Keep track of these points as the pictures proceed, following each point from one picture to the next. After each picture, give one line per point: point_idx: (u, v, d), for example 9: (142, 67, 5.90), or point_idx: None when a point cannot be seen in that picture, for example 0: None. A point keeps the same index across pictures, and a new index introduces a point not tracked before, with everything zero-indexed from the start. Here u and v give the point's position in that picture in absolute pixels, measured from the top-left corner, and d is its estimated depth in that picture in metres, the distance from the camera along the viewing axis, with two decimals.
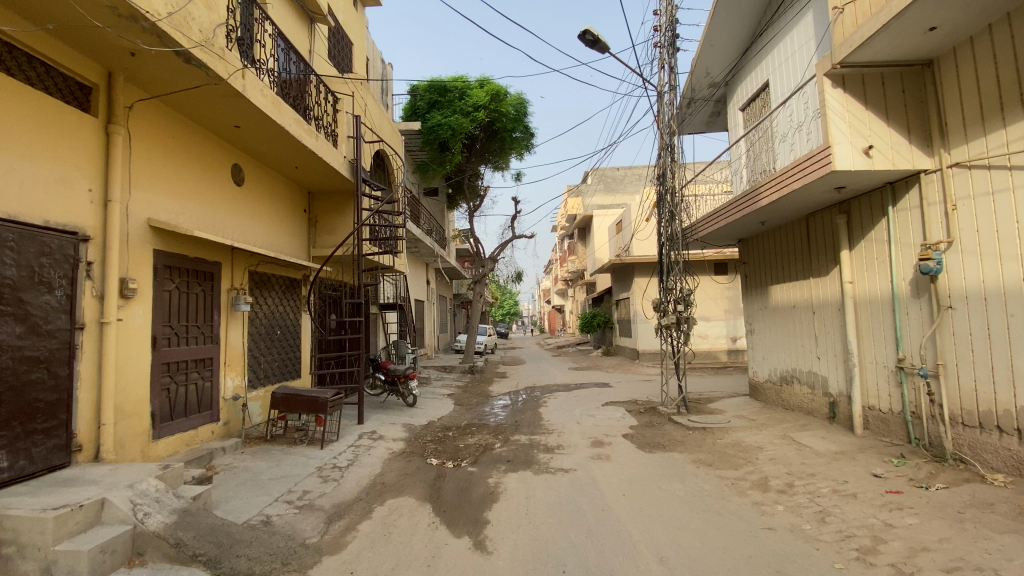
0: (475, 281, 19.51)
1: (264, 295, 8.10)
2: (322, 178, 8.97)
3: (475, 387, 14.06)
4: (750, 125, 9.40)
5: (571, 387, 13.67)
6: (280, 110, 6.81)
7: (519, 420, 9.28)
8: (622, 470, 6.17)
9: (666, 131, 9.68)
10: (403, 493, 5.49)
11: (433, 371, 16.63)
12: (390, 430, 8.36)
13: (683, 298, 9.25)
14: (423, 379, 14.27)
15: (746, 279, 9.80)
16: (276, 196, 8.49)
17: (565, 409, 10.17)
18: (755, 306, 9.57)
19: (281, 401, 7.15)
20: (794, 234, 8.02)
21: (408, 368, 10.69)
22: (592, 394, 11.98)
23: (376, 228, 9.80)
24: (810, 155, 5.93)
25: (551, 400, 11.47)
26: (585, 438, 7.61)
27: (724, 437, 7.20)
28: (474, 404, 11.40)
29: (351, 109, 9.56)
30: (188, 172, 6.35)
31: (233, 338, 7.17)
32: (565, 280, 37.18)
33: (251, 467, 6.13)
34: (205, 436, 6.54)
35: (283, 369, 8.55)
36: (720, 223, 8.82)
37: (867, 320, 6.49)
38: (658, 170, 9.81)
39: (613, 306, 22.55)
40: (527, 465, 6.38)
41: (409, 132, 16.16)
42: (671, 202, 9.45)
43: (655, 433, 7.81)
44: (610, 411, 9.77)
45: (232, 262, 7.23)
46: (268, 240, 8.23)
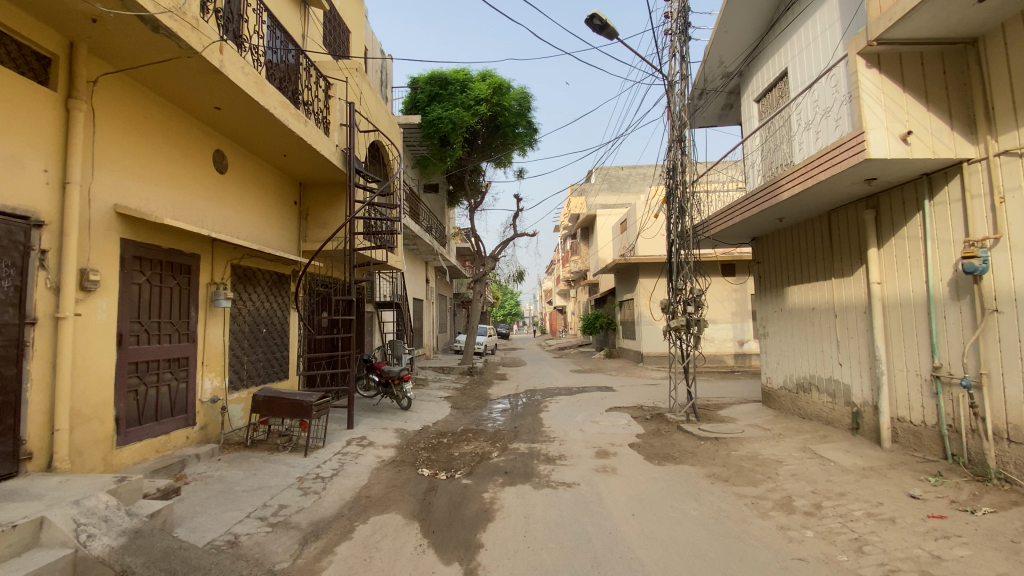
0: (476, 280, 18.98)
1: (248, 291, 7.61)
2: (312, 168, 8.49)
3: (474, 390, 13.54)
4: (766, 116, 8.90)
5: (572, 390, 13.18)
6: (264, 90, 6.33)
7: (519, 427, 8.76)
8: (630, 484, 5.66)
9: (677, 123, 9.16)
10: (389, 509, 4.99)
11: (430, 372, 16.14)
12: (381, 436, 7.87)
13: (693, 300, 8.72)
14: (420, 381, 13.78)
15: (759, 279, 9.29)
16: (263, 187, 8.02)
17: (567, 415, 9.66)
18: (768, 307, 9.05)
19: (263, 405, 6.66)
20: (814, 231, 7.52)
21: (403, 371, 10.16)
22: (595, 399, 11.47)
23: (370, 222, 9.33)
24: (840, 144, 5.43)
25: (552, 404, 10.98)
26: (590, 448, 7.09)
27: (739, 448, 6.70)
28: (472, 408, 10.89)
29: (344, 95, 8.96)
30: (161, 156, 5.87)
31: (212, 335, 6.70)
32: (567, 281, 36.66)
33: (226, 476, 5.64)
34: (179, 442, 6.05)
35: (267, 369, 8.05)
36: (734, 219, 8.31)
37: (897, 325, 5.97)
38: (668, 164, 9.30)
39: (617, 307, 22.02)
40: (526, 478, 5.87)
41: (408, 125, 15.63)
42: (681, 198, 8.92)
43: (664, 442, 7.31)
44: (614, 417, 9.27)
45: (213, 254, 6.75)
46: (253, 233, 7.76)
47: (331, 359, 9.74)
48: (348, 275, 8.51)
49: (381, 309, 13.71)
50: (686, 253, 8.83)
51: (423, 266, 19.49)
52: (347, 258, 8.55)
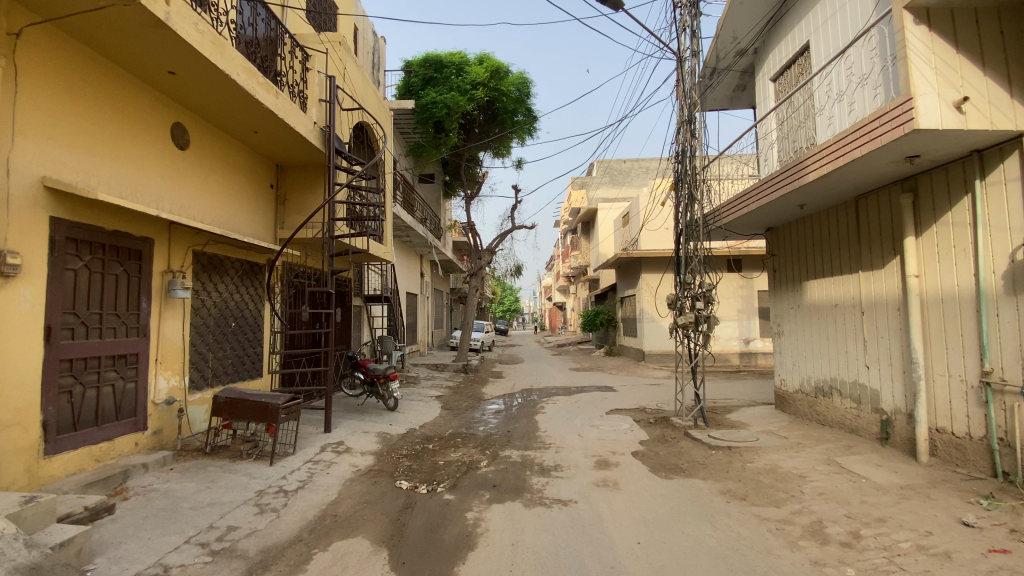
0: (471, 274, 18.29)
1: (214, 280, 6.91)
2: (284, 147, 7.79)
3: (467, 388, 12.87)
4: (783, 96, 8.19)
5: (571, 390, 12.50)
6: (224, 53, 5.63)
7: (512, 430, 8.09)
8: (635, 502, 4.97)
9: (686, 103, 8.43)
10: (355, 533, 4.30)
11: (423, 369, 15.46)
12: (360, 440, 7.19)
13: (703, 295, 7.99)
14: (411, 378, 13.10)
15: (774, 273, 8.59)
16: (233, 167, 7.33)
17: (564, 418, 8.98)
18: (783, 304, 8.34)
19: (224, 407, 5.97)
20: (839, 220, 6.81)
21: (389, 369, 9.45)
22: (594, 400, 10.79)
23: (353, 207, 8.62)
24: (880, 116, 4.71)
25: (549, 405, 10.28)
26: (589, 457, 6.41)
27: (755, 460, 6.02)
28: (463, 409, 10.21)
29: (323, 68, 8.21)
30: (103, 126, 5.16)
31: (168, 329, 6.01)
32: (567, 276, 35.98)
33: (174, 490, 4.95)
34: (125, 448, 5.37)
35: (236, 366, 7.36)
36: (750, 206, 7.60)
37: (937, 324, 5.28)
38: (676, 149, 8.59)
39: (617, 303, 21.32)
40: (517, 493, 5.19)
41: (401, 111, 14.89)
42: (690, 185, 8.21)
43: (670, 451, 6.62)
44: (615, 421, 8.59)
45: (169, 239, 6.05)
46: (220, 217, 7.06)
47: (310, 357, 9.03)
48: (326, 265, 7.79)
49: (370, 303, 13.03)
50: (695, 246, 8.08)
51: (417, 260, 18.80)
52: (325, 247, 7.84)
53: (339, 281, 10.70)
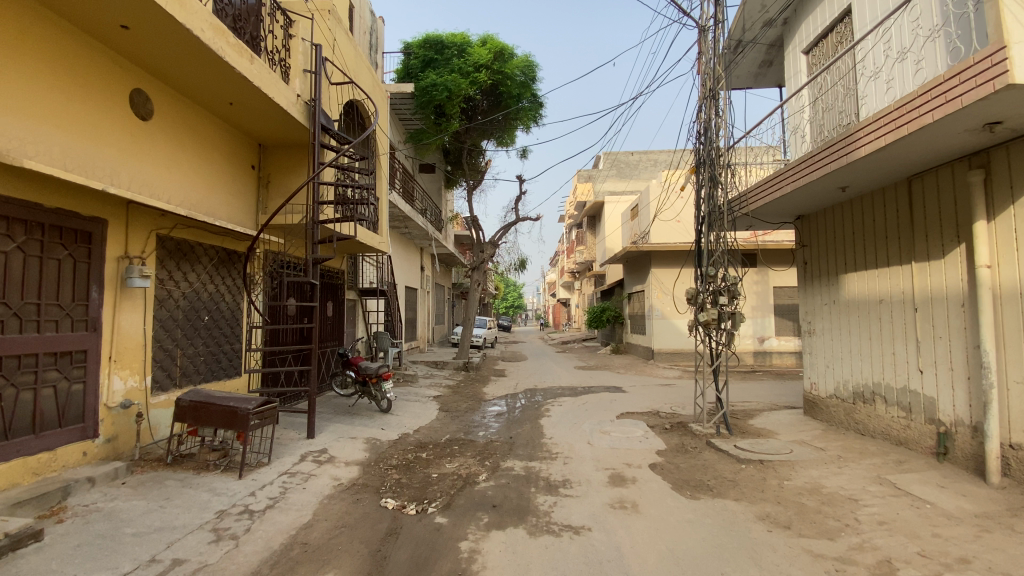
0: (473, 267, 17.52)
1: (183, 268, 6.19)
2: (264, 123, 7.10)
3: (467, 388, 12.15)
4: (818, 68, 7.37)
5: (577, 390, 11.77)
6: (185, 5, 4.87)
7: (514, 437, 7.35)
8: (660, 529, 4.23)
9: (710, 77, 7.61)
10: (325, 569, 3.57)
11: (422, 367, 14.75)
12: (346, 448, 6.47)
13: (727, 289, 7.16)
14: (408, 377, 12.39)
15: (805, 265, 7.79)
16: (204, 143, 6.60)
17: (572, 422, 8.24)
18: (815, 300, 7.55)
19: (188, 412, 5.24)
20: (890, 204, 6.03)
21: (382, 368, 8.72)
22: (604, 402, 10.05)
23: (342, 191, 7.88)
24: (961, 71, 3.96)
25: (554, 408, 9.54)
26: (601, 472, 5.66)
27: (793, 477, 5.25)
28: (462, 411, 9.47)
29: (310, 36, 7.44)
30: (38, 86, 4.43)
31: (126, 323, 5.29)
32: (572, 272, 35.21)
33: (120, 511, 4.22)
34: (71, 459, 4.66)
35: (210, 365, 6.64)
36: (782, 190, 6.82)
37: (1014, 322, 4.51)
38: (698, 128, 7.81)
39: (624, 299, 20.54)
40: (521, 516, 4.46)
41: (399, 95, 14.12)
42: (713, 167, 7.42)
43: (694, 465, 5.87)
44: (628, 427, 7.84)
45: (128, 221, 5.34)
46: (190, 198, 6.35)
47: (296, 354, 8.33)
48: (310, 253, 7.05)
49: (365, 297, 12.32)
50: (715, 238, 7.30)
51: (417, 253, 18.07)
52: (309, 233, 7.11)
53: (328, 273, 10.00)
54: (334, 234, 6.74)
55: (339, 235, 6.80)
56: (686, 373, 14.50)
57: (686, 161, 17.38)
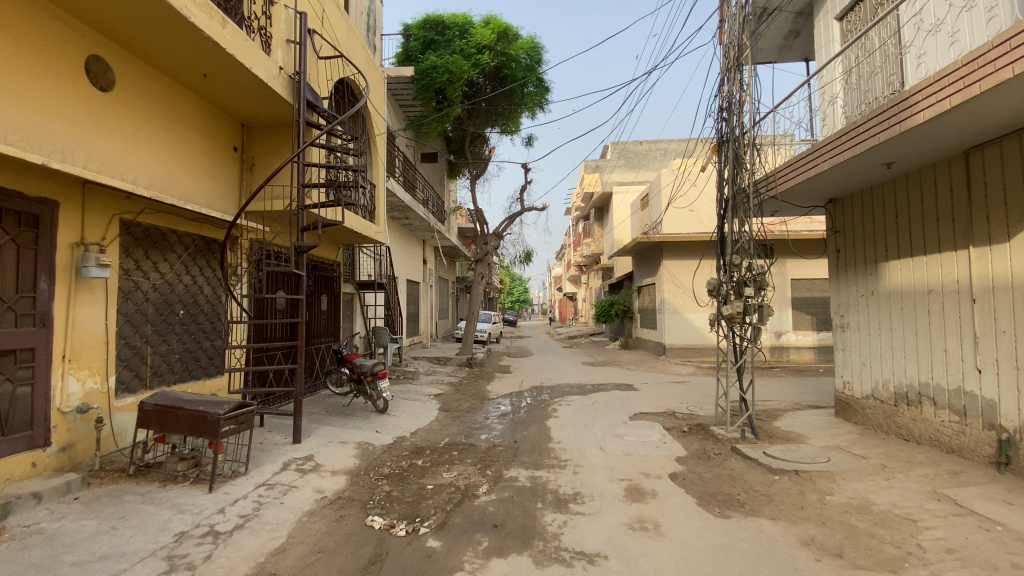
0: (477, 260, 16.90)
1: (154, 257, 5.63)
2: (244, 100, 6.54)
3: (470, 385, 11.57)
4: (854, 34, 6.65)
5: (586, 388, 11.17)
6: None
7: (519, 441, 6.75)
8: (689, 557, 3.61)
9: (734, 46, 6.91)
10: None
11: (424, 363, 14.19)
12: (335, 454, 5.91)
13: (752, 279, 6.51)
14: (409, 374, 11.82)
15: (837, 253, 7.12)
16: (176, 119, 6.02)
17: (581, 424, 7.63)
18: (850, 291, 6.88)
19: (153, 418, 4.68)
20: (947, 182, 5.34)
21: (378, 366, 8.11)
22: (615, 401, 9.44)
23: (333, 173, 7.30)
24: None
25: (562, 407, 8.94)
26: (617, 483, 5.04)
27: (836, 492, 4.61)
28: (464, 410, 8.89)
29: (295, 4, 6.83)
30: None
31: (82, 317, 4.73)
32: (579, 265, 34.53)
33: (65, 533, 3.66)
34: (16, 472, 4.11)
35: (186, 363, 6.09)
36: (815, 169, 6.15)
37: None
38: (720, 103, 7.12)
39: (634, 293, 19.86)
40: (526, 540, 3.85)
41: (399, 79, 13.48)
42: (738, 146, 6.75)
43: (720, 475, 5.25)
44: (642, 429, 7.23)
45: (84, 204, 4.77)
46: (161, 181, 5.79)
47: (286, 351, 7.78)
48: (295, 241, 6.45)
49: (364, 291, 11.77)
50: (737, 226, 6.70)
51: (419, 245, 17.48)
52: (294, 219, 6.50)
53: (322, 265, 9.45)
54: (321, 219, 6.13)
55: (326, 220, 6.18)
56: (700, 369, 13.84)
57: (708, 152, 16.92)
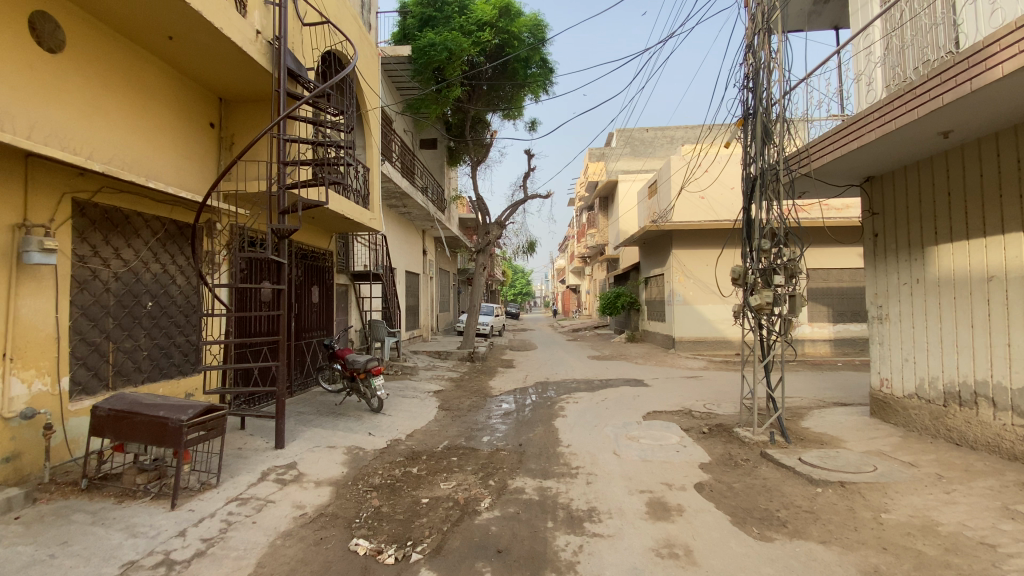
0: (477, 250, 16.21)
1: (115, 241, 5.02)
2: (217, 68, 5.92)
3: (472, 381, 10.98)
4: None
5: (594, 384, 10.57)
6: None
7: (525, 444, 6.17)
8: None
9: (761, 8, 6.23)
10: None
11: (423, 357, 13.61)
12: (322, 460, 5.33)
13: (783, 266, 5.87)
14: (408, 370, 11.22)
15: (874, 237, 6.47)
16: (139, 88, 5.40)
17: (592, 424, 7.04)
18: (890, 279, 6.23)
19: (108, 424, 4.11)
20: (1013, 151, 4.70)
21: (371, 362, 7.48)
22: (625, 398, 8.85)
23: (319, 151, 6.66)
24: None
25: (570, 405, 8.35)
26: (637, 497, 4.44)
27: (892, 510, 4.01)
28: (465, 409, 8.30)
29: None
30: None
31: (27, 311, 4.12)
32: (583, 257, 33.86)
33: None
34: None
35: (156, 360, 5.50)
36: (856, 140, 5.50)
37: None
38: (745, 73, 6.45)
39: (641, 284, 19.22)
40: (536, 570, 3.25)
41: (396, 58, 12.77)
42: (766, 119, 6.09)
43: (753, 486, 4.66)
44: (659, 431, 6.63)
45: (28, 180, 4.15)
46: (123, 157, 5.18)
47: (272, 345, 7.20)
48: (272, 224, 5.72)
49: (359, 283, 11.15)
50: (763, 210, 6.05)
51: (419, 235, 16.83)
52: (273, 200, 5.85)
53: (312, 254, 8.84)
54: (301, 200, 5.44)
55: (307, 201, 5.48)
56: (712, 363, 13.23)
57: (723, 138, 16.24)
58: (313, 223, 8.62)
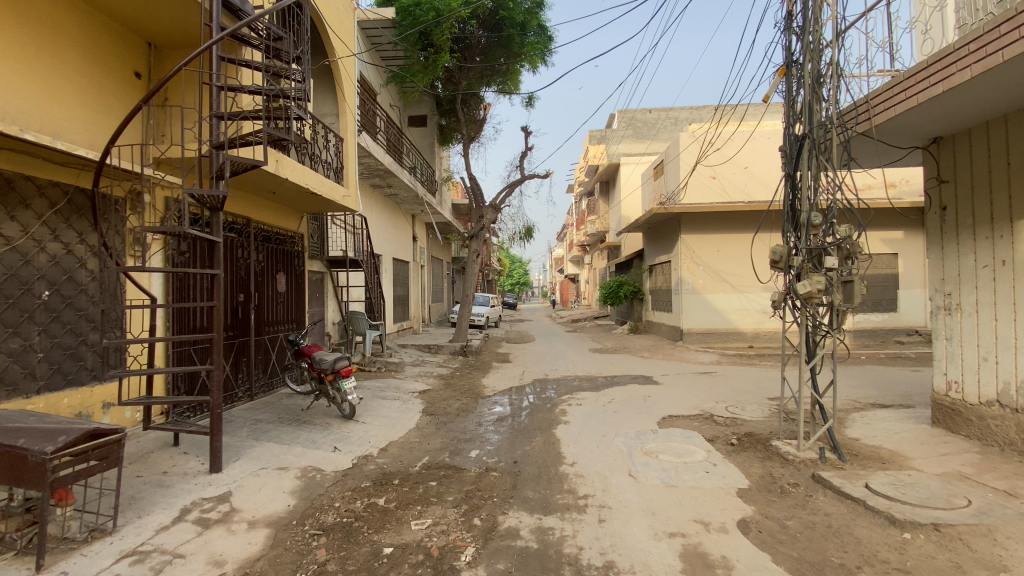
0: (470, 236, 15.08)
1: None
2: (140, 2, 4.81)
3: (463, 378, 9.90)
4: None
5: (599, 381, 9.50)
6: None
7: (520, 461, 5.11)
8: None
9: None
10: None
11: (411, 351, 12.52)
12: (266, 489, 4.25)
13: (837, 246, 4.76)
14: (392, 366, 10.12)
15: (942, 211, 5.38)
16: (30, 20, 4.25)
17: (599, 434, 5.98)
18: (964, 261, 5.14)
19: None
20: None
21: (340, 362, 6.34)
22: (635, 400, 7.79)
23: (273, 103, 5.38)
24: None
25: (573, 408, 7.29)
26: (667, 545, 3.38)
27: (1016, 570, 2.96)
28: (452, 413, 7.21)
29: None
30: None
31: None
32: (582, 245, 32.67)
33: None
34: None
35: (58, 364, 4.38)
36: (937, 85, 4.35)
37: None
38: (788, 12, 5.31)
39: (645, 272, 18.11)
40: None
41: (379, 21, 11.57)
42: (814, 65, 4.97)
43: (815, 526, 3.61)
44: (680, 443, 5.56)
45: None
46: (8, 107, 4.05)
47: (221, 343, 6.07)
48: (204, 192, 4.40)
49: (336, 270, 10.01)
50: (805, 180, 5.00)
51: (408, 220, 15.67)
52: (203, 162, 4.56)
53: (277, 237, 7.75)
54: (239, 158, 4.29)
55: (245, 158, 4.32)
56: (724, 357, 12.17)
57: (736, 114, 15.07)
58: (276, 200, 7.50)
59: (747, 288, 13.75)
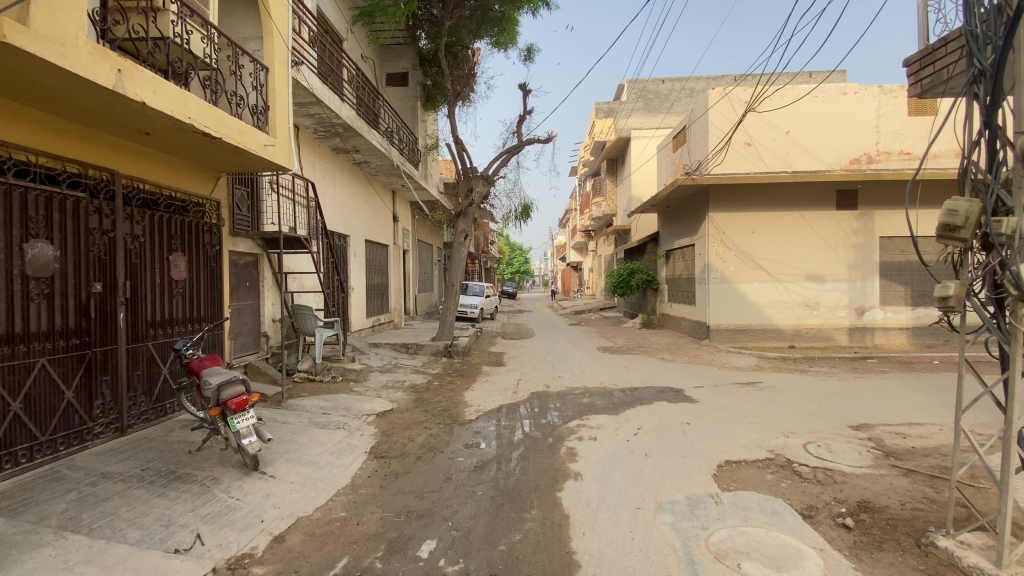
0: (458, 214, 12.81)
1: None
2: None
3: (440, 392, 7.70)
4: None
5: (615, 398, 7.28)
6: None
7: (499, 572, 2.94)
8: None
9: None
10: None
11: (384, 353, 10.35)
12: None
13: None
14: (351, 375, 7.94)
15: None
16: None
17: (630, 501, 3.80)
18: None
19: None
20: None
21: (230, 390, 4.17)
22: (669, 430, 5.60)
23: None
24: None
25: (584, 447, 5.11)
26: None
27: None
28: (412, 453, 5.03)
29: None
30: None
31: None
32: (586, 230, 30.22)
33: None
34: None
35: None
36: None
37: None
38: None
39: (661, 258, 15.85)
40: None
41: None
42: None
43: None
44: (769, 526, 3.39)
45: None
46: None
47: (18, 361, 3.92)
48: None
49: (276, 252, 7.79)
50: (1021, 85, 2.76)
51: (386, 196, 13.41)
52: None
53: (170, 203, 5.56)
54: None
55: None
56: (764, 361, 9.95)
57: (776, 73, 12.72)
58: (162, 147, 5.26)
59: (787, 277, 11.51)
